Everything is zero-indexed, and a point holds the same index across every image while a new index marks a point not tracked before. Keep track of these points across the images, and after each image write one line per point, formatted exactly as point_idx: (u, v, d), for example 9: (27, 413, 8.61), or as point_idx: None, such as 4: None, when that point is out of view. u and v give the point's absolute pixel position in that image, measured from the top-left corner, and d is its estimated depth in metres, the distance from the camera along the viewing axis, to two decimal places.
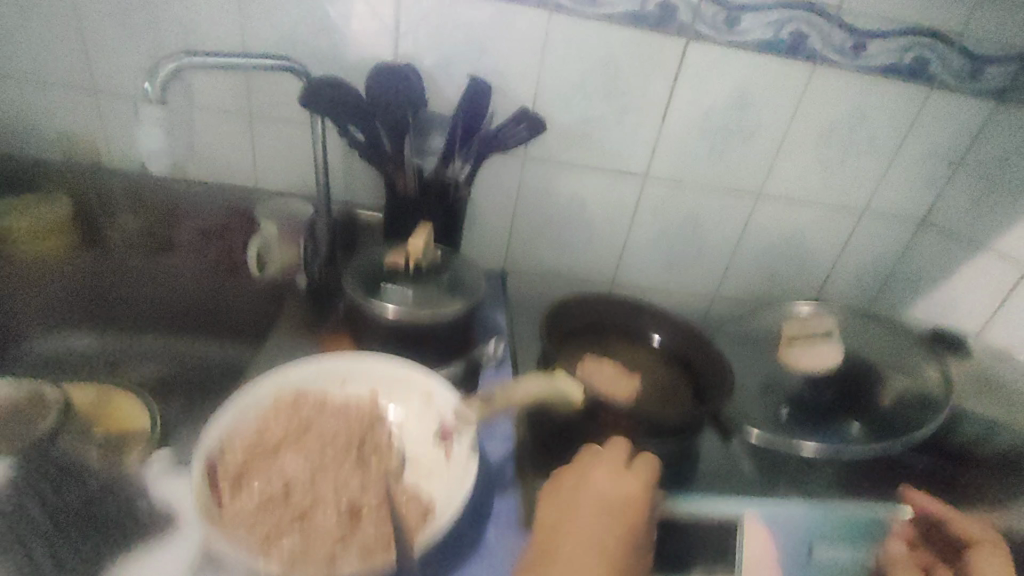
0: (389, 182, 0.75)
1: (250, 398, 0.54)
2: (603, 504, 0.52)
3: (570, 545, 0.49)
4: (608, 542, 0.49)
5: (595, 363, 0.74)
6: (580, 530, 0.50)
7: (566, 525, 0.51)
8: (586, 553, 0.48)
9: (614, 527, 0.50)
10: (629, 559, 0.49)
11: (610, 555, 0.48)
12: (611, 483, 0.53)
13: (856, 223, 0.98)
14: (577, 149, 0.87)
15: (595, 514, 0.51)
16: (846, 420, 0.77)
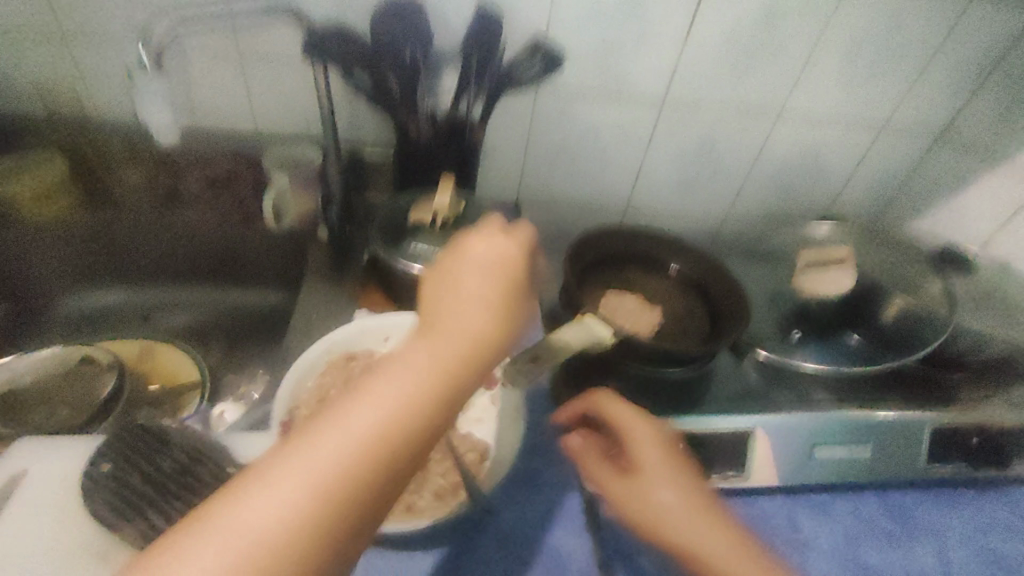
0: (400, 127, 0.72)
1: (304, 363, 0.59)
2: (485, 268, 0.45)
3: (461, 309, 0.42)
4: (502, 298, 0.43)
5: (616, 297, 0.76)
6: (472, 288, 0.43)
7: (458, 290, 0.43)
8: (472, 305, 0.42)
9: (508, 284, 0.44)
10: (518, 313, 0.44)
11: (509, 310, 0.43)
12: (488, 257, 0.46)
13: (875, 138, 0.96)
14: (594, 75, 0.81)
15: (489, 276, 0.44)
16: (852, 333, 0.82)
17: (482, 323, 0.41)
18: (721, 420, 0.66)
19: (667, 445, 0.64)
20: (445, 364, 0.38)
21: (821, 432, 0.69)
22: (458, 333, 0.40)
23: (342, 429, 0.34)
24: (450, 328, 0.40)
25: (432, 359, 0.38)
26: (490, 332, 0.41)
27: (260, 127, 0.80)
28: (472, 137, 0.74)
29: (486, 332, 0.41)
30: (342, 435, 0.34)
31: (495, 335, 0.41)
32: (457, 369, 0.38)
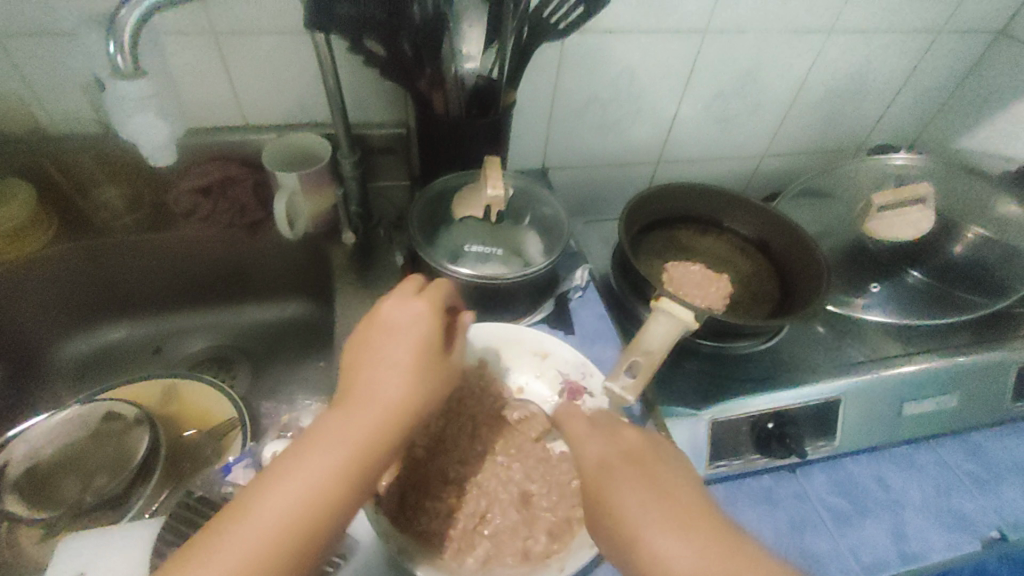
0: (424, 101, 0.62)
1: None
2: (400, 329, 0.45)
3: (379, 378, 0.42)
4: (416, 361, 0.43)
5: (681, 267, 0.70)
6: (386, 356, 0.43)
7: (376, 358, 0.43)
8: (390, 373, 0.42)
9: (423, 346, 0.44)
10: (434, 373, 0.44)
11: (424, 372, 0.43)
12: (405, 313, 0.46)
13: (929, 45, 0.86)
14: (632, 9, 0.70)
15: (404, 337, 0.44)
16: (914, 269, 0.77)
17: (397, 393, 0.41)
18: (806, 391, 0.63)
19: (757, 421, 0.61)
20: (357, 441, 0.38)
21: (908, 385, 0.66)
22: (372, 406, 0.40)
23: (254, 517, 0.35)
24: (366, 402, 0.40)
25: (343, 437, 0.38)
26: (407, 400, 0.41)
27: (249, 119, 0.69)
28: (505, 103, 0.64)
29: (403, 399, 0.41)
30: (254, 524, 0.34)
31: (412, 401, 0.41)
32: (369, 443, 0.39)
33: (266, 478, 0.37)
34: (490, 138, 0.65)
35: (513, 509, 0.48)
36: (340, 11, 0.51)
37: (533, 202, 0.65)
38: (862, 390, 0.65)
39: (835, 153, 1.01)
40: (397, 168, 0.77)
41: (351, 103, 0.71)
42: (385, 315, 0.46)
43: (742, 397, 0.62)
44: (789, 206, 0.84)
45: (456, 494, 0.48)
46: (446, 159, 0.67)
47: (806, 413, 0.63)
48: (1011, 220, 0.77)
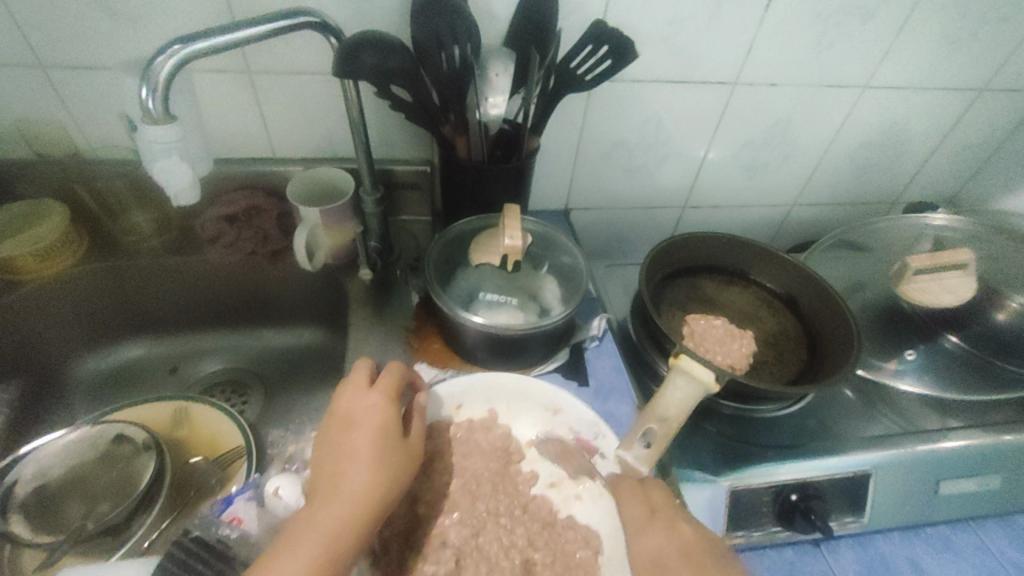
0: (448, 146, 0.62)
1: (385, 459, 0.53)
2: (358, 419, 0.47)
3: (344, 472, 0.43)
4: (377, 449, 0.45)
5: (703, 320, 0.68)
6: (348, 449, 0.45)
7: (338, 452, 0.45)
8: (353, 466, 0.44)
9: (383, 434, 0.46)
10: (397, 458, 0.46)
11: (387, 459, 0.45)
12: (360, 404, 0.48)
13: (971, 103, 0.84)
14: (661, 59, 0.70)
15: (364, 428, 0.46)
16: (950, 333, 0.72)
17: (363, 484, 0.43)
18: (833, 463, 0.59)
19: (781, 491, 0.58)
20: (330, 538, 0.40)
21: (945, 464, 0.62)
22: (338, 501, 0.42)
23: None
24: (332, 499, 0.42)
25: (309, 536, 0.40)
26: (371, 490, 0.43)
27: (278, 151, 0.71)
28: (528, 148, 0.63)
29: (368, 489, 0.43)
30: None
31: (376, 489, 0.43)
32: (336, 537, 0.40)
33: None
34: (513, 184, 0.65)
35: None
36: (367, 57, 0.50)
37: (553, 249, 0.65)
38: (896, 466, 0.61)
39: (868, 205, 0.98)
40: (419, 202, 0.78)
41: (378, 140, 0.71)
42: (343, 411, 0.47)
43: (765, 465, 0.58)
44: (819, 261, 0.81)
45: (455, 559, 0.47)
46: (469, 200, 0.67)
47: (831, 487, 0.59)
48: None
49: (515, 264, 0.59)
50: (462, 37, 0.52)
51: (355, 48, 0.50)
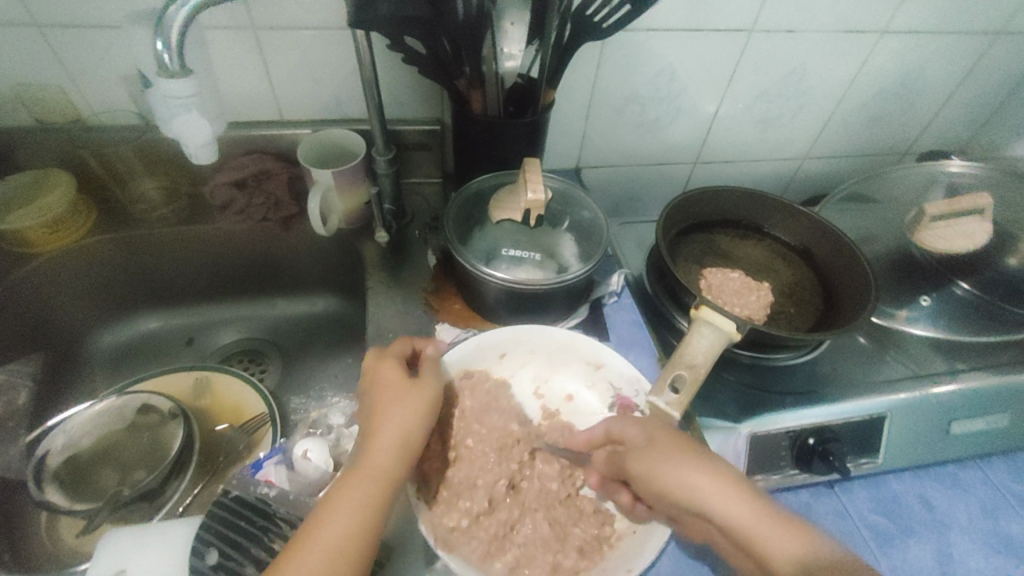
0: (461, 100, 0.61)
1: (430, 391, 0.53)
2: (376, 379, 0.50)
3: (378, 424, 0.47)
4: (396, 397, 0.48)
5: (720, 274, 0.68)
6: (373, 407, 0.48)
7: (367, 414, 0.48)
8: (384, 418, 0.47)
9: (398, 383, 0.49)
10: (416, 400, 0.48)
11: (407, 401, 0.48)
12: (375, 369, 0.51)
13: (987, 47, 0.83)
14: (678, 6, 0.68)
15: (382, 385, 0.49)
16: (964, 280, 0.73)
17: (395, 431, 0.46)
18: (848, 407, 0.61)
19: (801, 434, 0.59)
20: (372, 481, 0.43)
21: (957, 405, 0.63)
22: (373, 446, 0.45)
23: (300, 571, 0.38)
24: (369, 450, 0.45)
25: (353, 480, 0.43)
26: (400, 431, 0.46)
27: (285, 113, 0.69)
28: (544, 101, 0.63)
29: (397, 430, 0.46)
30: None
31: (405, 429, 0.46)
32: (379, 475, 0.44)
33: (300, 538, 0.41)
34: (527, 138, 0.65)
35: (543, 520, 0.48)
36: (382, 8, 0.49)
37: (568, 206, 0.64)
38: (912, 409, 0.62)
39: (879, 157, 0.97)
40: (429, 164, 0.76)
41: (386, 99, 0.70)
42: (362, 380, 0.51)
43: (781, 411, 0.60)
44: (833, 212, 0.81)
45: (484, 507, 0.47)
46: (483, 157, 0.66)
47: (848, 430, 0.61)
48: None
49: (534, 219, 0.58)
50: None
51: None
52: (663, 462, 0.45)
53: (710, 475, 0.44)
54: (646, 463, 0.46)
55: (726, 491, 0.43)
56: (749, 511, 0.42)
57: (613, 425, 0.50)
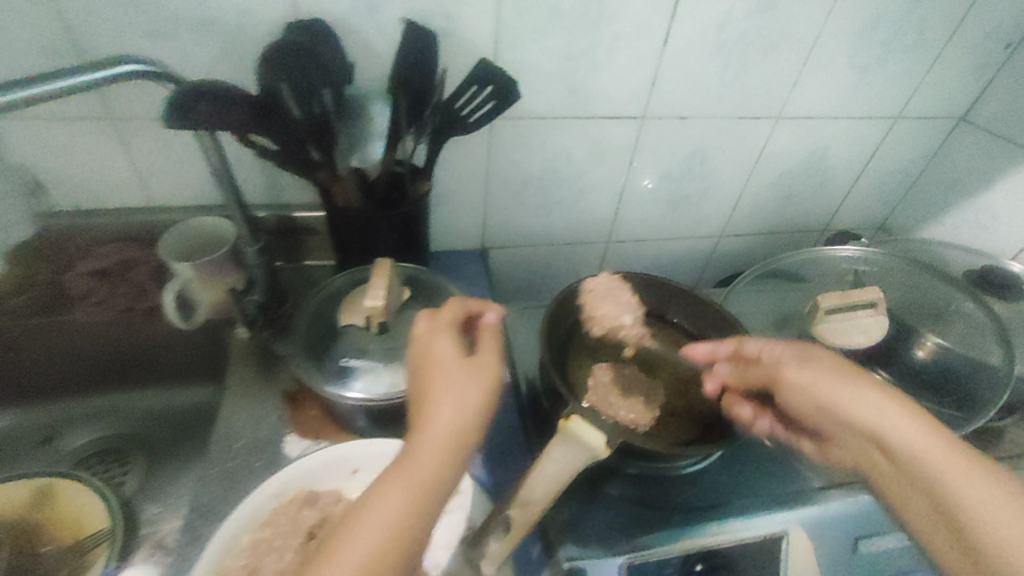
0: (324, 191, 0.56)
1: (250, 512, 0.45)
2: (431, 351, 0.42)
3: (429, 407, 0.38)
4: (449, 380, 0.40)
5: (609, 370, 0.64)
6: (422, 387, 0.40)
7: (416, 394, 0.41)
8: (441, 398, 0.39)
9: (451, 364, 0.41)
10: (472, 384, 0.40)
11: (461, 388, 0.39)
12: (427, 342, 0.43)
13: (887, 131, 0.83)
14: (562, 95, 0.67)
15: (433, 365, 0.41)
16: (875, 370, 0.66)
17: (447, 412, 0.38)
18: (738, 526, 0.55)
19: (687, 559, 0.53)
20: (422, 470, 0.35)
21: (861, 516, 0.58)
22: (420, 437, 0.37)
23: (337, 561, 0.31)
24: (421, 435, 0.37)
25: (395, 477, 0.35)
26: (453, 421, 0.38)
27: (155, 198, 0.66)
28: (419, 190, 0.60)
29: (450, 419, 0.38)
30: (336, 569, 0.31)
31: (459, 420, 0.38)
32: (430, 473, 0.35)
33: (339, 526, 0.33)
34: (404, 229, 0.62)
35: None
36: (204, 108, 0.43)
37: (439, 297, 0.58)
38: (812, 526, 0.57)
39: (798, 233, 0.97)
40: (314, 248, 0.73)
41: (262, 184, 0.67)
42: (414, 349, 0.44)
43: (662, 532, 0.55)
44: (742, 294, 0.76)
45: None
46: (358, 250, 0.62)
47: (741, 552, 0.55)
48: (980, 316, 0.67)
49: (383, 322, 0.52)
50: (315, 88, 0.49)
51: (186, 99, 0.42)
52: (815, 379, 0.48)
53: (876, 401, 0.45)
54: (806, 376, 0.49)
55: (901, 416, 0.44)
56: (916, 439, 0.43)
57: (747, 342, 0.55)
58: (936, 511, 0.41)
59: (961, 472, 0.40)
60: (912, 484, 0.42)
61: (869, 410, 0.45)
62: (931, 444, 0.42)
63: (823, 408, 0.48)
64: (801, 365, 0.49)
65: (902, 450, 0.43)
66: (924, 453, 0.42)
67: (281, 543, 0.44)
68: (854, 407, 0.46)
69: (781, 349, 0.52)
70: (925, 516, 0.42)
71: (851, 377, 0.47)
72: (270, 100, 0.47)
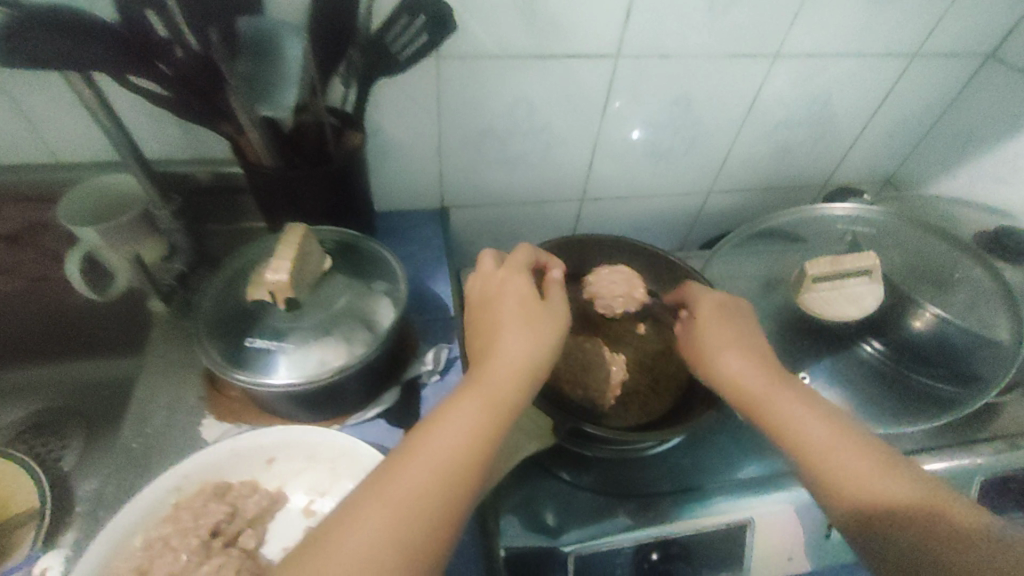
0: (232, 146, 0.50)
1: (145, 506, 0.41)
2: (498, 286, 0.44)
3: (499, 337, 0.40)
4: (522, 315, 0.41)
5: (569, 345, 0.59)
6: (490, 317, 0.42)
7: (482, 326, 0.42)
8: (511, 331, 0.40)
9: (525, 301, 0.42)
10: (545, 323, 0.41)
11: (535, 324, 0.41)
12: (495, 279, 0.44)
13: (902, 71, 0.73)
14: (520, 29, 0.57)
15: (504, 300, 0.42)
16: (869, 340, 0.60)
17: (516, 345, 0.39)
18: (703, 513, 0.50)
19: (640, 549, 0.49)
20: (490, 392, 0.37)
21: None
22: (494, 362, 0.38)
23: (422, 455, 0.33)
24: (489, 362, 0.39)
25: (474, 392, 0.37)
26: (525, 352, 0.39)
27: (61, 156, 0.58)
28: (350, 143, 0.53)
29: (517, 354, 0.39)
30: (424, 463, 0.33)
31: (528, 356, 0.39)
32: (504, 396, 0.37)
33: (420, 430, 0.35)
34: (336, 192, 0.54)
35: None
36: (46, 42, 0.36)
37: (373, 267, 0.52)
38: (784, 513, 0.51)
39: (795, 187, 0.88)
40: (251, 210, 0.66)
41: (181, 138, 0.59)
42: (476, 285, 0.45)
43: (618, 519, 0.50)
44: (727, 256, 0.69)
45: None
46: (288, 216, 0.55)
47: (704, 541, 0.50)
48: (987, 282, 0.60)
49: (294, 297, 0.46)
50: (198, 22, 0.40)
51: (19, 31, 0.35)
52: (723, 349, 0.47)
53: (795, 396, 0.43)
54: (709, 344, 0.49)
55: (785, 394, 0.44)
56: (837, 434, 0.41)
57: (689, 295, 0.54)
58: (865, 509, 0.37)
59: (882, 465, 0.38)
60: (837, 483, 0.38)
61: (789, 404, 0.43)
62: (851, 440, 0.40)
63: (735, 393, 0.45)
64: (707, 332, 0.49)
65: (827, 444, 0.40)
66: (849, 448, 0.39)
67: (179, 542, 0.40)
68: (778, 400, 0.43)
69: (708, 308, 0.51)
70: (858, 519, 0.37)
71: (767, 365, 0.46)
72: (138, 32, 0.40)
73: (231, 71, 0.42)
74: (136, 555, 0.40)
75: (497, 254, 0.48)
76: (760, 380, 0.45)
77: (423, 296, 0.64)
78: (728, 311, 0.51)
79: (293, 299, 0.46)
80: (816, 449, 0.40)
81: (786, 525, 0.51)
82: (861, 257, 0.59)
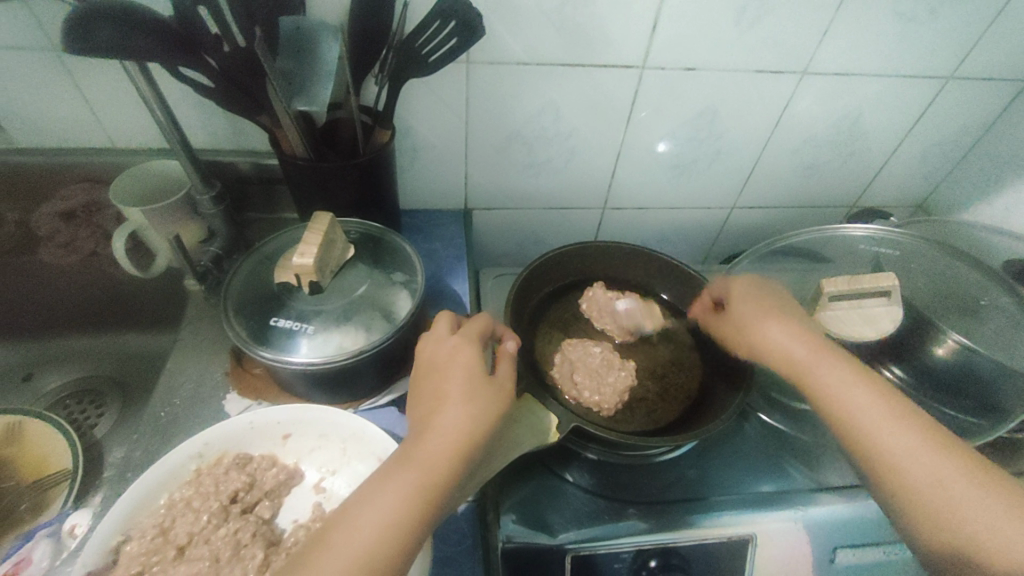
0: (272, 138, 0.53)
1: (168, 469, 0.44)
2: (447, 357, 0.44)
3: (437, 411, 0.40)
4: (465, 389, 0.41)
5: (581, 347, 0.61)
6: (434, 389, 0.42)
7: (425, 396, 0.42)
8: (450, 407, 0.40)
9: (470, 376, 0.42)
10: (489, 401, 0.41)
11: (477, 400, 0.40)
12: (444, 347, 0.45)
13: (937, 94, 0.72)
14: (548, 37, 0.59)
15: (451, 372, 0.42)
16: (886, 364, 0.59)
17: (453, 422, 0.39)
18: (704, 526, 0.49)
19: (638, 556, 0.49)
20: (420, 474, 0.36)
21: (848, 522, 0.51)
22: (428, 438, 0.38)
23: (344, 542, 0.34)
24: (423, 439, 0.38)
25: (403, 473, 0.36)
26: (461, 428, 0.39)
27: (118, 143, 0.63)
28: (381, 141, 0.56)
29: (454, 430, 0.38)
30: (344, 550, 0.33)
31: (466, 432, 0.39)
32: (434, 478, 0.37)
33: (345, 512, 0.35)
34: (365, 187, 0.57)
35: None
36: (108, 34, 0.39)
37: (394, 260, 0.54)
38: (789, 531, 0.50)
39: (820, 207, 0.87)
40: (287, 202, 0.70)
41: (225, 130, 0.63)
42: (424, 351, 0.46)
43: (615, 522, 0.50)
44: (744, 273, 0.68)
45: None
46: (319, 206, 0.58)
47: (703, 551, 0.49)
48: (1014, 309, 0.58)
49: (318, 280, 0.49)
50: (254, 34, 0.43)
51: (85, 20, 0.38)
52: (771, 328, 0.52)
53: (896, 419, 0.43)
54: (758, 326, 0.53)
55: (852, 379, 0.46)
56: (937, 459, 0.41)
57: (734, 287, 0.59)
58: (940, 543, 0.39)
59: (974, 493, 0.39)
60: (911, 510, 0.41)
61: (891, 430, 0.43)
62: (922, 444, 0.42)
63: (781, 362, 0.50)
64: (761, 320, 0.53)
65: (917, 481, 0.41)
66: (906, 454, 0.42)
67: (199, 504, 0.43)
68: (836, 387, 0.46)
69: (744, 303, 0.56)
70: (933, 549, 0.39)
71: (808, 338, 0.50)
72: (189, 31, 0.44)
73: (274, 75, 0.46)
74: (158, 511, 0.42)
75: (452, 314, 0.49)
76: (858, 406, 0.45)
77: (441, 293, 0.66)
78: (802, 331, 0.51)
79: (315, 283, 0.49)
80: (899, 476, 0.42)
81: (790, 543, 0.50)
82: (875, 278, 0.59)
